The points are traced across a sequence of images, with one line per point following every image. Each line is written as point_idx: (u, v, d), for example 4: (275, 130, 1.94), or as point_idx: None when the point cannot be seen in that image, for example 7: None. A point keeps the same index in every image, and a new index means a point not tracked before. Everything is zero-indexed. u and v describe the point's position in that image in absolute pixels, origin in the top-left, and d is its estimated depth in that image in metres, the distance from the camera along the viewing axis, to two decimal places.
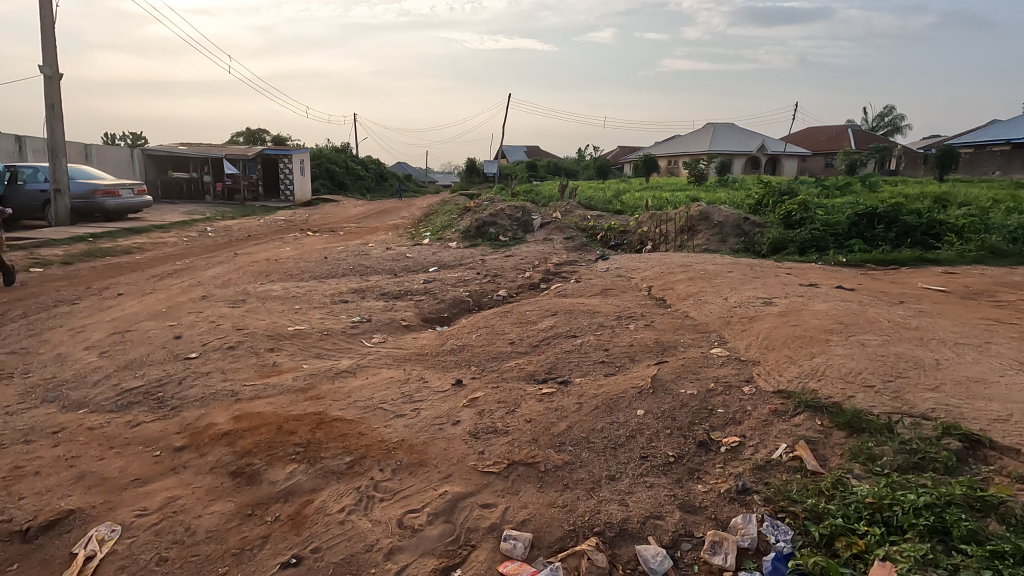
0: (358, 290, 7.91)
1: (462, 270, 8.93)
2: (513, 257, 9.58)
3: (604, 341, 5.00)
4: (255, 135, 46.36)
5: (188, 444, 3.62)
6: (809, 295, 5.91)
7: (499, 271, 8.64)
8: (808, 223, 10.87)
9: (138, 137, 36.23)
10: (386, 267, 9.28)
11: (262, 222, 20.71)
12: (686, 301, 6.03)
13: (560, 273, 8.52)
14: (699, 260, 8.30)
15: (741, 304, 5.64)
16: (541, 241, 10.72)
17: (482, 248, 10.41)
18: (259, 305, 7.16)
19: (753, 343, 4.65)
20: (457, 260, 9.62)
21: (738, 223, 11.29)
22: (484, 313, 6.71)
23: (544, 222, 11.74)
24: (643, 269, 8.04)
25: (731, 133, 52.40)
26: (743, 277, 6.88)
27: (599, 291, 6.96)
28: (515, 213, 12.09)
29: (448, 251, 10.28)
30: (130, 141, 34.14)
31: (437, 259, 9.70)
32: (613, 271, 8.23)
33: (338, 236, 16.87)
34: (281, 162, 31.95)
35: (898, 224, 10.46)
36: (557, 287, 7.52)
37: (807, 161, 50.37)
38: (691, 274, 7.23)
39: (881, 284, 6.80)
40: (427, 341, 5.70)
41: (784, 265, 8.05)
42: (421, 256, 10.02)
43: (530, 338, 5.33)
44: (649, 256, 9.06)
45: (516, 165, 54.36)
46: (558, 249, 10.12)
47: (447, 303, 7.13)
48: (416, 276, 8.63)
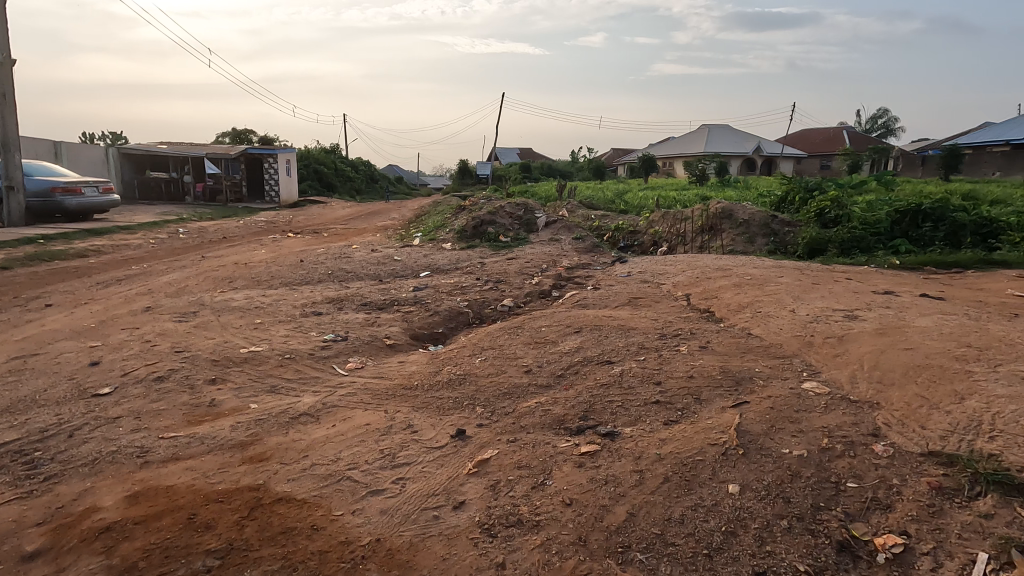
0: (335, 299, 6.65)
1: (458, 275, 7.69)
2: (517, 260, 8.36)
3: (652, 371, 3.77)
4: (241, 134, 44.86)
5: (46, 548, 2.36)
6: (897, 306, 4.73)
7: (503, 276, 7.42)
8: (845, 221, 9.76)
9: (115, 136, 34.64)
10: (371, 272, 8.02)
11: (242, 223, 19.34)
12: (742, 315, 4.82)
13: (573, 278, 7.31)
14: (737, 262, 7.11)
15: (818, 319, 4.43)
16: (547, 241, 9.51)
17: (481, 249, 9.18)
18: (212, 319, 5.88)
19: (860, 375, 3.43)
20: (452, 263, 8.38)
21: (765, 222, 10.13)
22: (488, 328, 5.48)
23: (550, 220, 10.53)
24: (673, 274, 6.83)
25: (728, 134, 51.61)
26: (800, 284, 5.70)
27: (626, 301, 5.74)
28: (516, 211, 10.87)
29: (442, 254, 9.04)
30: (107, 139, 32.62)
31: (431, 263, 8.47)
32: (636, 276, 7.02)
33: (322, 237, 15.57)
34: (266, 162, 30.55)
35: (946, 222, 9.35)
36: (574, 296, 6.31)
37: (804, 162, 49.59)
38: (735, 280, 6.03)
39: (966, 292, 5.65)
40: (417, 367, 4.45)
41: (836, 269, 6.90)
42: (412, 259, 8.77)
43: (551, 365, 4.09)
44: (674, 258, 7.89)
45: (510, 166, 53.24)
46: (567, 251, 8.90)
47: (443, 316, 5.89)
48: (405, 283, 7.39)
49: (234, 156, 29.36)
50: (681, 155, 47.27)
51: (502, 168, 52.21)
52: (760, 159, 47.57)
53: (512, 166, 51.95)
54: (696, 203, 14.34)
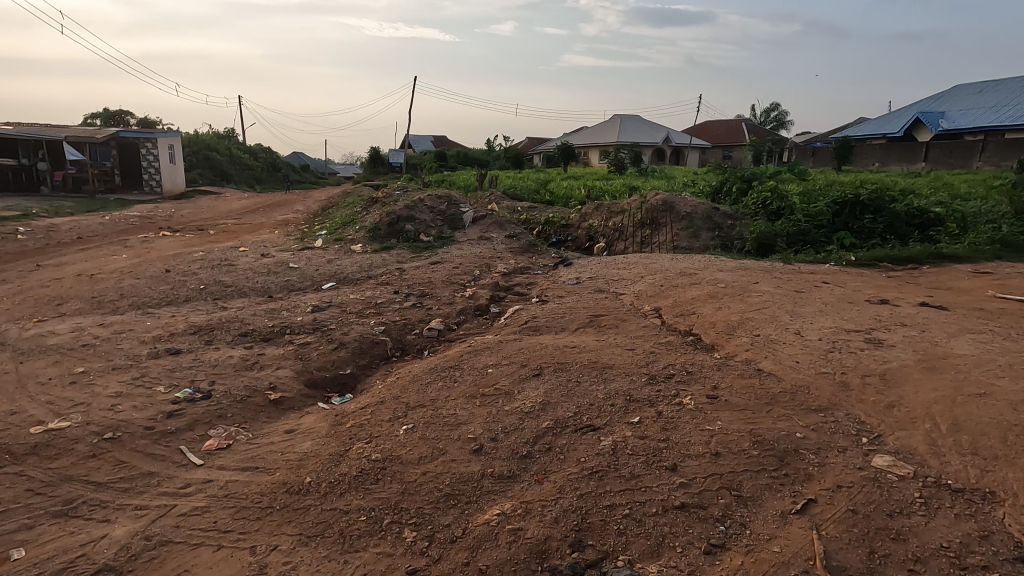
0: (204, 328, 4.99)
1: (372, 287, 6.24)
2: (443, 264, 7.01)
3: (658, 445, 2.64)
4: (114, 116, 39.29)
5: None
6: (911, 322, 3.95)
7: (427, 287, 6.07)
8: (787, 213, 9.29)
9: None
10: (258, 285, 6.35)
11: (108, 220, 16.31)
12: (737, 342, 3.83)
13: (513, 287, 6.12)
14: (699, 265, 6.21)
15: (838, 347, 3.52)
16: (477, 241, 8.21)
17: (398, 252, 7.73)
18: (7, 371, 4.06)
19: (940, 439, 2.50)
20: (363, 271, 6.90)
21: (708, 215, 9.45)
22: (414, 366, 4.14)
23: (477, 216, 9.17)
24: (631, 281, 5.80)
25: (640, 123, 52.71)
26: (784, 293, 4.86)
27: (586, 322, 4.62)
28: (438, 204, 9.47)
29: (350, 259, 7.46)
30: None
31: (336, 271, 6.91)
32: (587, 284, 5.94)
33: (208, 236, 13.29)
34: (142, 147, 26.64)
35: (884, 213, 9.12)
36: (519, 315, 5.10)
37: (711, 152, 51.64)
38: (708, 290, 5.09)
39: (952, 297, 5.09)
40: (313, 445, 3.04)
41: (802, 270, 6.20)
42: (312, 265, 7.16)
43: (510, 438, 2.85)
44: (623, 258, 6.90)
45: (424, 154, 51.10)
46: (500, 252, 7.67)
47: (352, 349, 4.47)
48: (304, 301, 5.84)
49: (101, 141, 25.30)
50: (596, 144, 47.46)
51: (416, 156, 49.94)
52: (671, 149, 48.78)
53: (426, 154, 49.88)
54: (627, 195, 13.63)
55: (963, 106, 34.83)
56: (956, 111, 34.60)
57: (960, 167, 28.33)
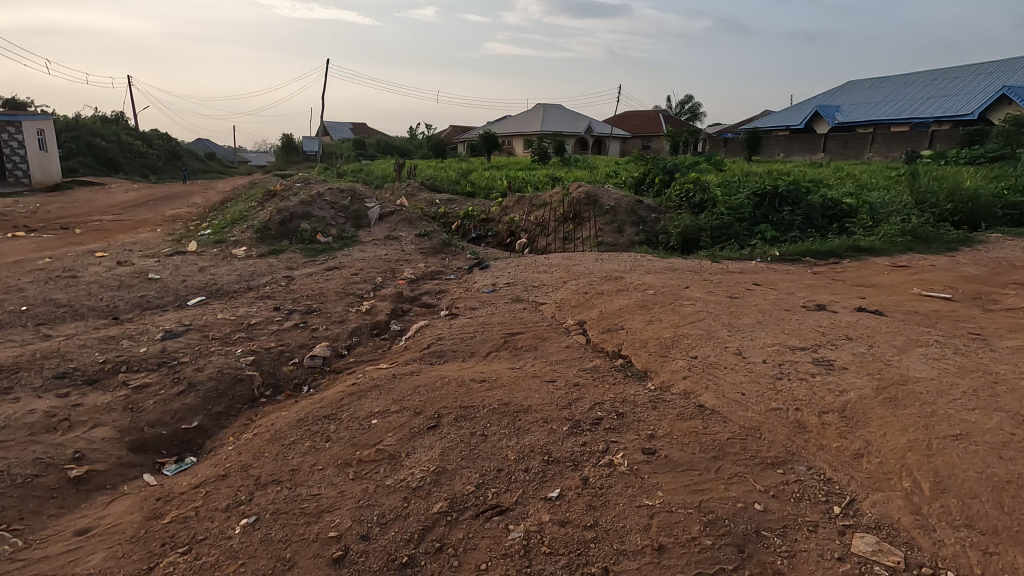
0: (7, 368, 3.83)
1: (250, 302, 5.23)
2: (339, 271, 6.06)
3: (583, 537, 1.97)
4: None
5: None
6: (855, 334, 3.56)
7: (317, 300, 5.14)
8: (710, 205, 9.06)
9: None
10: (102, 304, 5.15)
11: None
12: (673, 367, 3.26)
13: (420, 298, 5.32)
14: (625, 267, 5.68)
15: (786, 372, 3.02)
16: (383, 240, 7.30)
17: (289, 256, 6.68)
18: None
19: (927, 506, 2.01)
20: (243, 282, 5.84)
21: (631, 208, 9.03)
22: (281, 414, 3.26)
23: (384, 211, 8.13)
24: (551, 288, 5.16)
25: (563, 112, 52.82)
26: (717, 300, 4.40)
27: (499, 343, 3.91)
28: (340, 198, 8.43)
29: (227, 265, 6.33)
30: None
31: (208, 282, 5.79)
32: (504, 292, 5.25)
33: (73, 236, 11.41)
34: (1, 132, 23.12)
35: (802, 205, 9.10)
36: (422, 335, 4.32)
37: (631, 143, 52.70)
38: (636, 298, 4.54)
39: (882, 298, 4.85)
40: (104, 562, 2.13)
41: (731, 269, 5.83)
42: (179, 275, 5.98)
43: (388, 534, 2.09)
44: (545, 259, 6.27)
45: (341, 142, 48.50)
46: (409, 253, 6.81)
47: (204, 392, 3.51)
48: (158, 323, 4.74)
49: None
50: (520, 133, 46.99)
51: (333, 143, 47.22)
52: (592, 139, 49.14)
53: (343, 142, 47.35)
54: (549, 186, 13.13)
55: (855, 100, 37.27)
56: (850, 105, 37.05)
57: (853, 157, 30.14)
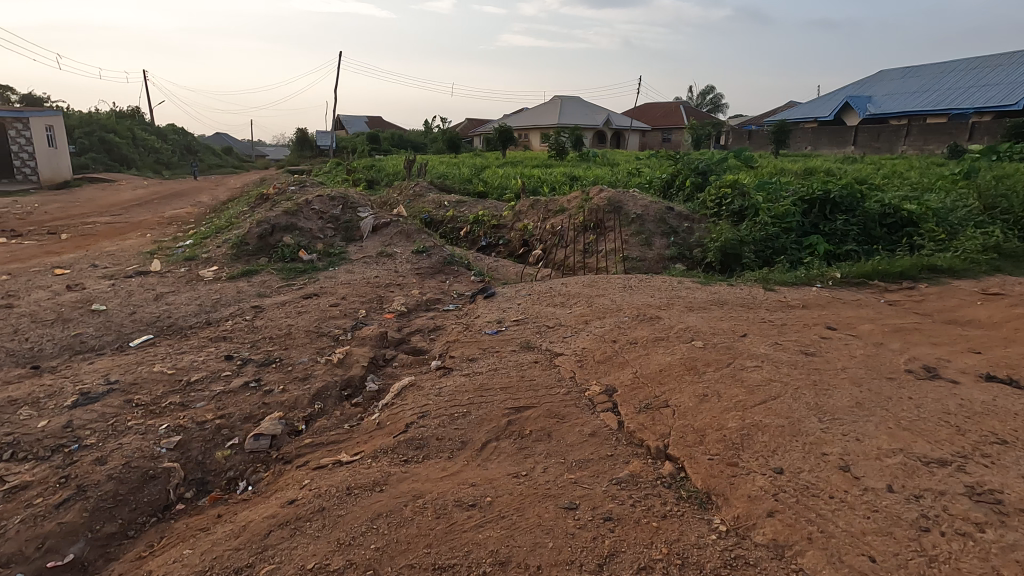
0: None
1: (202, 345, 4.29)
2: (317, 301, 5.11)
3: None
4: None
5: None
6: (1006, 433, 2.50)
7: (281, 345, 4.19)
8: (750, 213, 7.94)
9: None
10: (24, 348, 4.27)
11: None
12: (749, 488, 2.24)
13: (409, 342, 4.35)
14: (660, 300, 4.62)
15: (933, 518, 1.97)
16: (375, 258, 6.32)
17: (263, 279, 5.74)
18: None
19: None
20: (203, 315, 4.91)
21: (660, 217, 7.94)
22: (187, 547, 2.30)
23: (378, 222, 7.06)
24: (569, 331, 4.14)
25: (580, 105, 51.41)
26: (789, 359, 3.34)
27: (501, 425, 2.91)
28: (330, 205, 7.47)
29: (190, 291, 5.41)
30: None
31: (161, 314, 4.88)
32: (511, 334, 4.25)
33: (55, 244, 10.65)
34: (9, 127, 22.60)
35: (857, 212, 7.94)
36: (402, 402, 3.34)
37: (649, 136, 51.13)
38: (680, 354, 3.50)
39: (998, 349, 3.76)
40: None
41: (790, 303, 4.75)
42: (129, 304, 5.07)
43: None
44: (562, 285, 5.24)
45: (355, 137, 47.71)
46: (403, 276, 5.83)
47: (94, 503, 2.57)
48: (80, 377, 3.82)
49: None
50: (536, 126, 45.74)
51: (346, 138, 46.46)
52: (611, 132, 47.66)
53: (356, 137, 46.53)
54: (566, 188, 12.08)
55: (888, 90, 35.41)
56: (883, 95, 35.19)
57: (886, 151, 28.50)
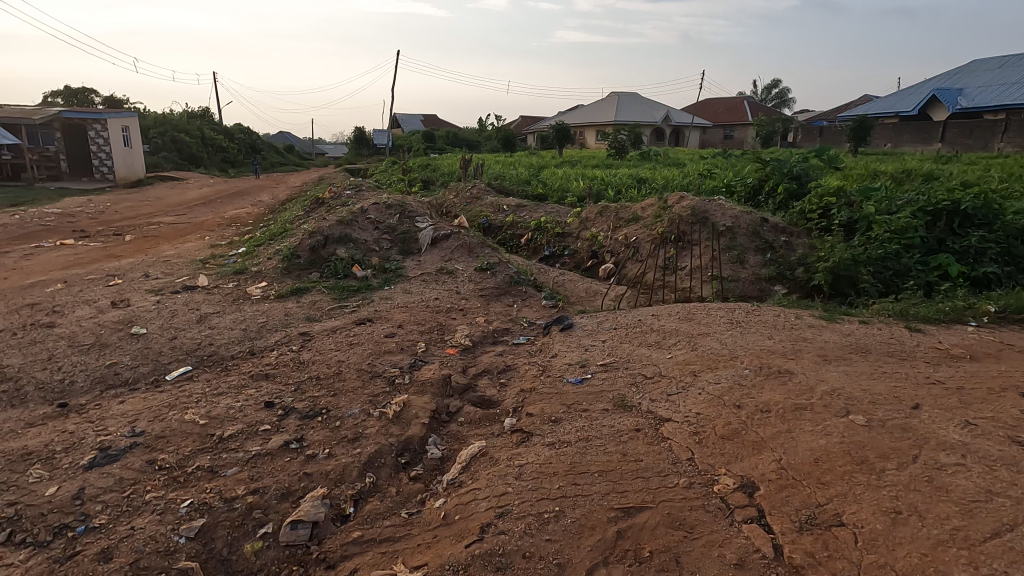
0: None
1: (242, 383, 3.75)
2: (372, 330, 4.51)
3: None
4: (75, 95, 35.96)
5: None
6: None
7: (329, 388, 3.58)
8: (862, 227, 6.83)
9: None
10: (55, 380, 3.86)
11: (23, 222, 13.79)
12: None
13: (476, 388, 3.66)
14: (783, 346, 3.74)
15: None
16: (434, 276, 5.69)
17: (314, 299, 5.21)
18: None
19: None
20: (247, 343, 4.39)
21: (754, 230, 6.94)
22: None
23: (438, 234, 6.43)
24: (675, 386, 3.34)
25: (638, 101, 49.75)
26: (1001, 456, 2.42)
27: (608, 539, 2.18)
28: (387, 214, 6.91)
29: (236, 312, 4.94)
30: None
31: (202, 341, 4.40)
32: (600, 386, 3.49)
33: (120, 246, 10.71)
34: (89, 128, 23.64)
35: (997, 228, 6.68)
36: (472, 483, 2.65)
37: (711, 133, 48.84)
38: (838, 435, 2.64)
39: None
40: None
41: (951, 352, 3.76)
42: (171, 326, 4.63)
43: None
44: (653, 318, 4.42)
45: (410, 135, 47.92)
46: (465, 299, 5.17)
47: None
48: (106, 422, 3.35)
49: (39, 121, 22.39)
50: (593, 124, 44.50)
51: (402, 136, 46.71)
52: (670, 129, 45.82)
53: (412, 135, 46.68)
54: (634, 193, 11.17)
55: (982, 81, 32.18)
56: (978, 86, 31.98)
57: (980, 148, 25.80)
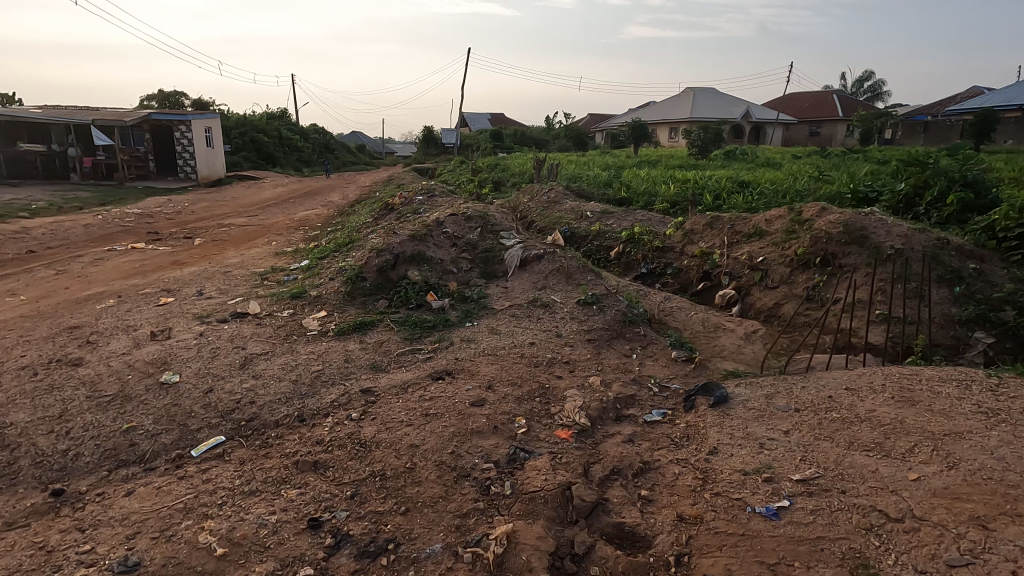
0: None
1: (283, 473, 2.75)
2: (454, 391, 3.43)
3: None
4: (165, 97, 37.67)
5: None
6: None
7: (400, 496, 2.51)
8: None
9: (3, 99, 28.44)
10: (57, 451, 3.01)
11: (106, 222, 14.01)
12: None
13: (610, 508, 2.48)
14: None
15: None
16: (526, 310, 4.56)
17: (380, 338, 4.21)
18: None
19: None
20: (296, 403, 3.42)
21: (933, 254, 5.35)
22: None
23: (528, 254, 5.28)
24: (956, 547, 2.02)
25: (716, 96, 46.84)
26: None
27: None
28: (466, 227, 5.86)
29: (287, 354, 4.00)
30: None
31: (242, 397, 3.47)
32: (814, 527, 2.22)
33: (191, 251, 10.40)
34: (175, 129, 24.29)
35: None
36: None
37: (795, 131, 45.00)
38: None
39: None
40: None
41: None
42: (208, 373, 3.74)
43: None
44: (851, 395, 3.08)
45: (477, 134, 47.36)
46: (569, 346, 4.00)
47: None
48: (99, 532, 2.43)
49: (131, 124, 23.23)
50: (667, 120, 42.16)
51: (470, 135, 46.24)
52: (752, 126, 42.76)
53: (480, 134, 46.05)
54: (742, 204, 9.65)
55: None
56: None
57: None
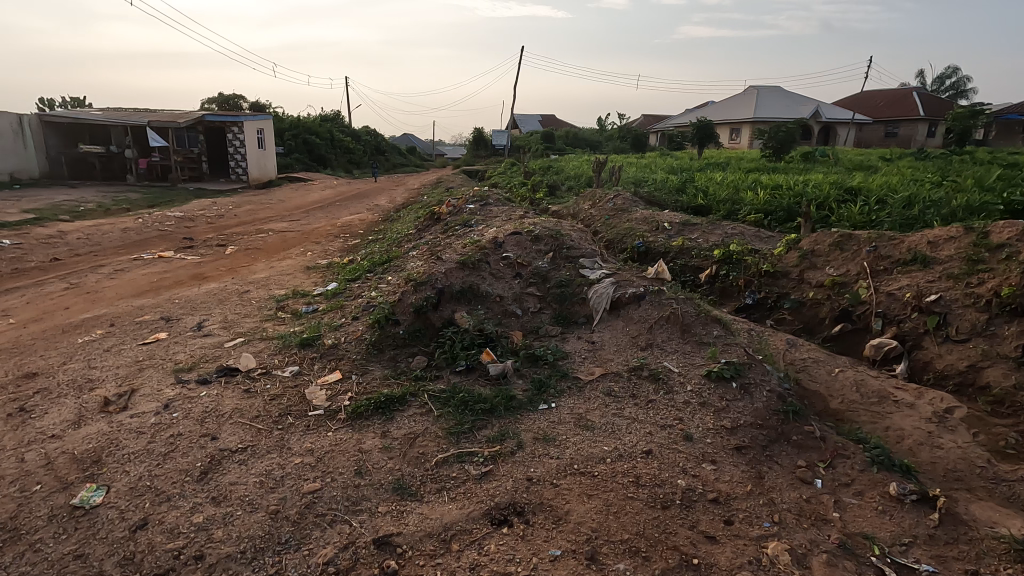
0: None
1: None
2: (531, 561, 1.97)
3: None
4: (223, 99, 38.02)
5: None
6: None
7: None
8: None
9: (73, 102, 29.27)
10: None
11: (147, 226, 13.39)
12: None
13: None
14: None
15: None
16: (628, 386, 3.07)
17: (414, 427, 2.81)
18: None
19: None
20: (271, 564, 2.06)
21: None
22: None
23: (622, 292, 3.77)
24: None
25: (783, 95, 43.80)
26: None
27: None
28: (533, 250, 4.41)
29: (272, 454, 2.65)
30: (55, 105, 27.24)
31: (186, 546, 2.13)
32: None
33: (221, 261, 9.43)
34: (227, 131, 23.93)
35: None
36: None
37: (867, 132, 40.85)
38: None
39: None
40: None
41: None
42: (149, 491, 2.43)
43: None
44: None
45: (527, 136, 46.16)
46: (708, 461, 2.50)
47: None
48: None
49: (185, 126, 23.10)
50: (731, 120, 39.54)
51: (521, 137, 45.02)
52: (823, 126, 39.58)
53: (531, 135, 44.95)
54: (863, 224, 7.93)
55: None
56: None
57: None
